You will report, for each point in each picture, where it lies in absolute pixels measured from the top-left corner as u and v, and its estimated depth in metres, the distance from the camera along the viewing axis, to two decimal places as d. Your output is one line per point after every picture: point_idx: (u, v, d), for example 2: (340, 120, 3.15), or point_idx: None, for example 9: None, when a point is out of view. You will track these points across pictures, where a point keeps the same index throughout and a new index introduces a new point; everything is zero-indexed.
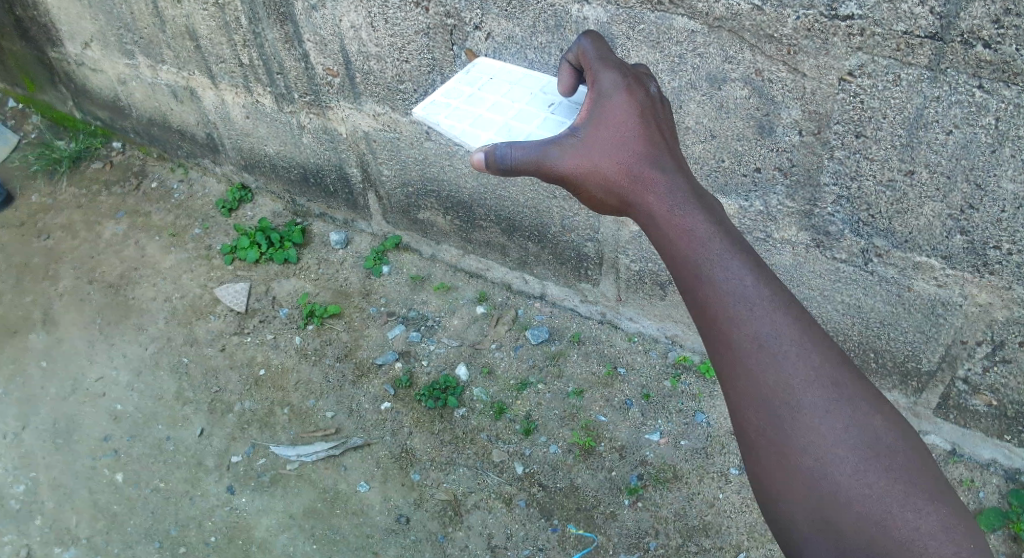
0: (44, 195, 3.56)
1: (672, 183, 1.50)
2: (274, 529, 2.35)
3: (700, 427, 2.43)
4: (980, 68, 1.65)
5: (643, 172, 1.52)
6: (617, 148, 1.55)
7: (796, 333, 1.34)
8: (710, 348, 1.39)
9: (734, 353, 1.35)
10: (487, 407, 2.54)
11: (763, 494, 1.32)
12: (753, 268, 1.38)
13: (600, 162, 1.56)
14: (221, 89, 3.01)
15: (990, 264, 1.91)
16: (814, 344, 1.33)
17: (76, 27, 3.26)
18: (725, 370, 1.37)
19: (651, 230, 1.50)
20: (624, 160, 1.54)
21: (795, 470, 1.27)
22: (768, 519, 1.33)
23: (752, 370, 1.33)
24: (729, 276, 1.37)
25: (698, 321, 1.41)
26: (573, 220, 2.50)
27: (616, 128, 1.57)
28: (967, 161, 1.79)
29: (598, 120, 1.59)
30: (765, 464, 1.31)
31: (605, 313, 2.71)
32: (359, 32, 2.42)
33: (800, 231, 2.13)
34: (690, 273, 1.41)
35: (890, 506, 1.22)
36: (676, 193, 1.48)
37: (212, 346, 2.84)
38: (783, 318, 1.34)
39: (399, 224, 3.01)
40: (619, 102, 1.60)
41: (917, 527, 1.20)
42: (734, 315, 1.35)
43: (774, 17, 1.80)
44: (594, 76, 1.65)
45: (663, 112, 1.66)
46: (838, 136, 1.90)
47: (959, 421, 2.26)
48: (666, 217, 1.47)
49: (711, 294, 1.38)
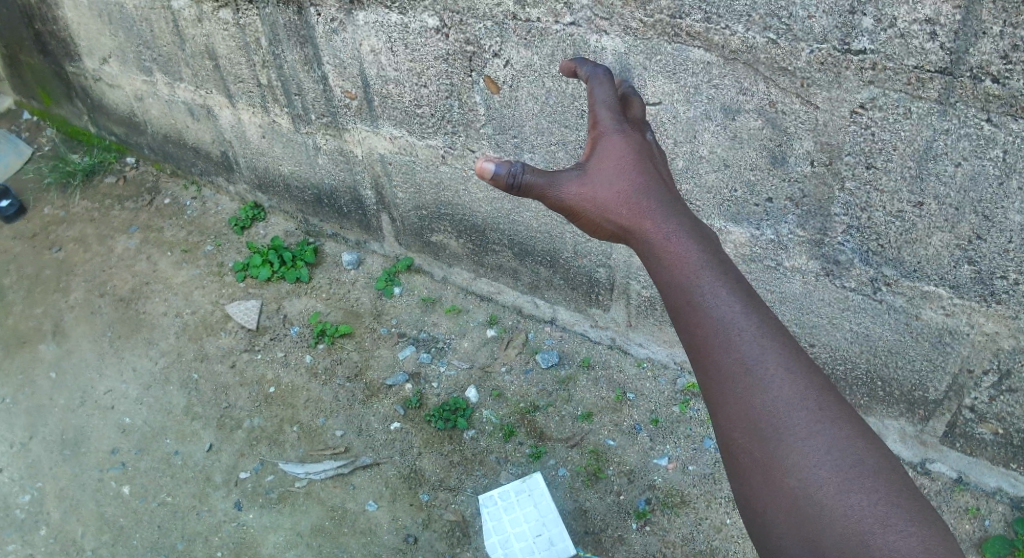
0: (56, 207, 3.59)
1: (669, 213, 1.52)
2: (281, 546, 2.36)
3: (708, 453, 2.44)
4: (989, 102, 1.69)
5: (642, 200, 1.53)
6: (617, 177, 1.55)
7: (784, 359, 1.37)
8: (702, 372, 1.42)
9: (723, 375, 1.38)
10: (496, 429, 2.56)
11: (752, 515, 1.34)
12: (744, 296, 1.43)
13: (600, 190, 1.55)
14: (238, 108, 3.06)
15: (997, 294, 1.93)
16: (803, 370, 1.37)
17: (96, 44, 3.31)
18: (715, 394, 1.40)
19: (649, 259, 1.52)
20: (625, 189, 1.55)
21: (781, 489, 1.29)
22: (757, 541, 1.33)
23: (740, 392, 1.36)
24: (720, 302, 1.41)
25: (689, 346, 1.45)
26: (585, 245, 2.53)
27: (618, 160, 1.56)
28: (975, 193, 1.82)
29: (601, 151, 1.58)
30: (753, 484, 1.33)
31: (614, 338, 2.73)
32: (378, 56, 2.47)
33: (809, 260, 2.16)
34: (682, 298, 1.45)
35: (871, 525, 1.21)
36: (672, 220, 1.51)
37: (222, 362, 2.85)
38: (770, 343, 1.38)
39: (411, 246, 3.04)
40: (625, 136, 1.59)
41: (898, 548, 1.19)
42: (725, 340, 1.39)
43: (789, 50, 1.84)
44: (603, 107, 1.63)
45: (657, 149, 1.67)
46: (849, 167, 1.94)
47: (966, 450, 2.28)
48: (663, 244, 1.49)
49: (702, 321, 1.42)
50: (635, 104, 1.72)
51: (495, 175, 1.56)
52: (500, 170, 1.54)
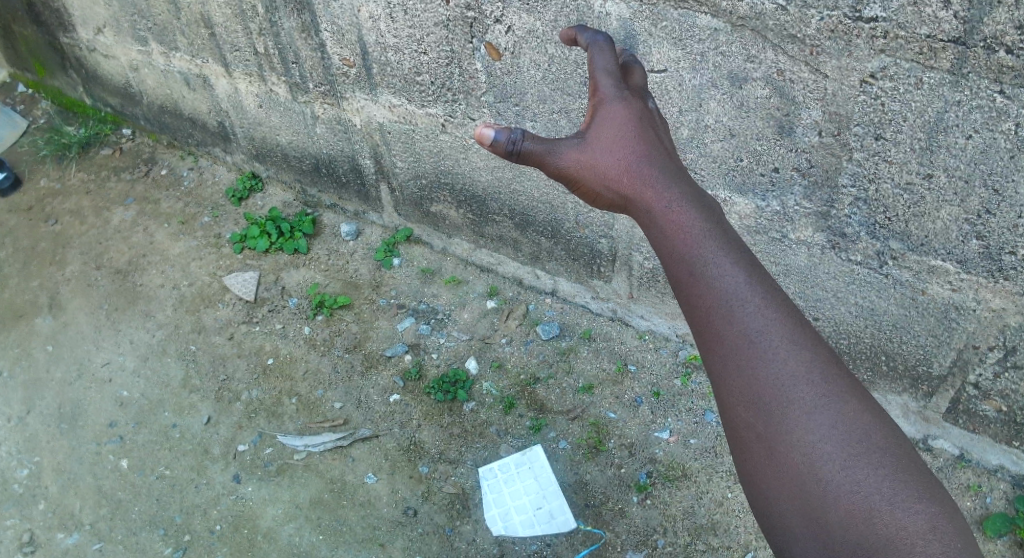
0: (52, 179, 3.54)
1: (671, 182, 1.49)
2: (280, 519, 2.35)
3: (709, 426, 2.42)
4: (1002, 74, 1.65)
5: (644, 169, 1.49)
6: (618, 146, 1.51)
7: (788, 331, 1.34)
8: (703, 345, 1.40)
9: (725, 348, 1.35)
10: (496, 401, 2.54)
11: (754, 490, 1.32)
12: (746, 267, 1.39)
13: (600, 158, 1.51)
14: (234, 78, 3.00)
15: (1005, 270, 1.90)
16: (807, 343, 1.34)
17: (89, 12, 3.25)
18: (717, 367, 1.37)
19: (651, 229, 1.49)
20: (625, 157, 1.51)
21: (785, 464, 1.27)
22: (759, 516, 1.32)
23: (744, 365, 1.33)
24: (723, 273, 1.38)
25: (690, 318, 1.42)
26: (587, 216, 2.49)
27: (619, 128, 1.52)
28: (985, 166, 1.79)
29: (602, 118, 1.53)
30: (757, 460, 1.31)
31: (616, 310, 2.70)
32: (377, 23, 2.42)
33: (816, 232, 2.13)
34: (684, 269, 1.42)
35: (877, 502, 1.21)
36: (674, 190, 1.48)
37: (220, 334, 2.83)
38: (774, 315, 1.35)
39: (411, 217, 3.00)
40: (626, 104, 1.55)
41: (905, 526, 1.19)
42: (727, 313, 1.36)
43: (798, 17, 1.80)
44: (603, 75, 1.58)
45: (658, 117, 1.63)
46: (857, 138, 1.90)
47: (968, 426, 2.26)
48: (665, 214, 1.46)
49: (704, 292, 1.38)
50: (636, 72, 1.68)
51: (494, 143, 1.52)
52: (499, 137, 1.50)
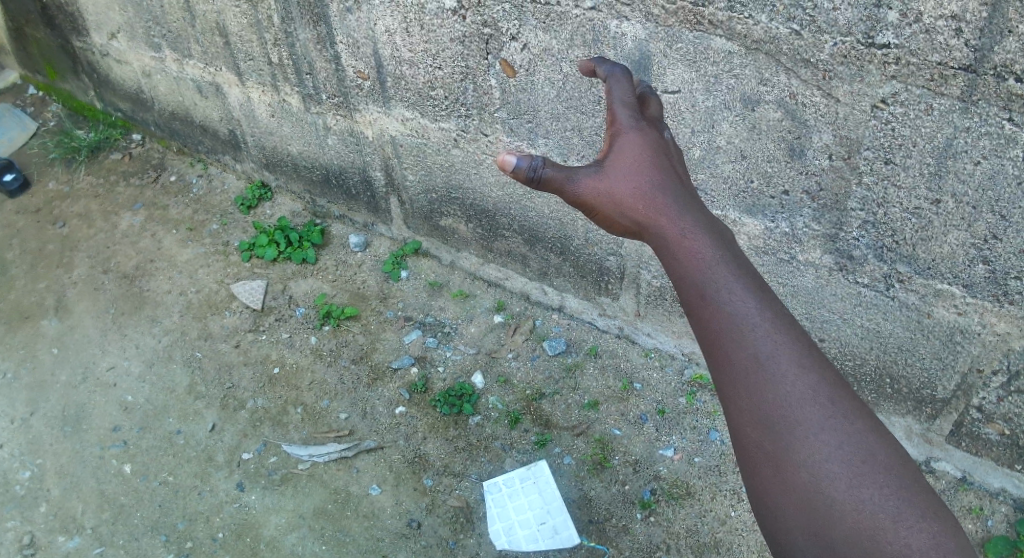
0: (61, 182, 3.56)
1: (684, 209, 1.51)
2: (283, 528, 2.35)
3: (714, 445, 2.44)
4: (1011, 102, 1.67)
5: (659, 197, 1.51)
6: (633, 174, 1.53)
7: (797, 356, 1.35)
8: (715, 369, 1.40)
9: (736, 371, 1.36)
10: (502, 416, 2.55)
11: (762, 507, 1.33)
12: (757, 293, 1.41)
13: (616, 185, 1.53)
14: (247, 87, 3.02)
15: (1010, 294, 1.92)
16: (816, 368, 1.35)
17: (104, 18, 3.27)
18: (727, 390, 1.38)
19: (664, 254, 1.50)
20: (641, 185, 1.52)
21: (793, 481, 1.28)
22: (765, 532, 1.32)
23: (754, 387, 1.34)
24: (734, 298, 1.40)
25: (702, 342, 1.43)
26: (596, 233, 2.51)
27: (635, 155, 1.54)
28: (993, 192, 1.81)
29: (618, 147, 1.55)
30: (765, 476, 1.32)
31: (622, 327, 2.72)
32: (393, 36, 2.44)
33: (824, 254, 2.15)
34: (696, 292, 1.43)
35: (882, 519, 1.22)
36: (687, 217, 1.50)
37: (226, 342, 2.83)
38: (784, 340, 1.36)
39: (419, 229, 3.02)
40: (642, 134, 1.57)
41: (909, 543, 1.20)
42: (739, 337, 1.37)
43: (811, 42, 1.82)
44: (620, 105, 1.60)
45: (673, 146, 1.65)
46: (867, 162, 1.93)
47: (971, 450, 2.27)
48: (678, 240, 1.48)
49: (716, 316, 1.40)
50: (650, 102, 1.71)
51: (515, 169, 1.53)
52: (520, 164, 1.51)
